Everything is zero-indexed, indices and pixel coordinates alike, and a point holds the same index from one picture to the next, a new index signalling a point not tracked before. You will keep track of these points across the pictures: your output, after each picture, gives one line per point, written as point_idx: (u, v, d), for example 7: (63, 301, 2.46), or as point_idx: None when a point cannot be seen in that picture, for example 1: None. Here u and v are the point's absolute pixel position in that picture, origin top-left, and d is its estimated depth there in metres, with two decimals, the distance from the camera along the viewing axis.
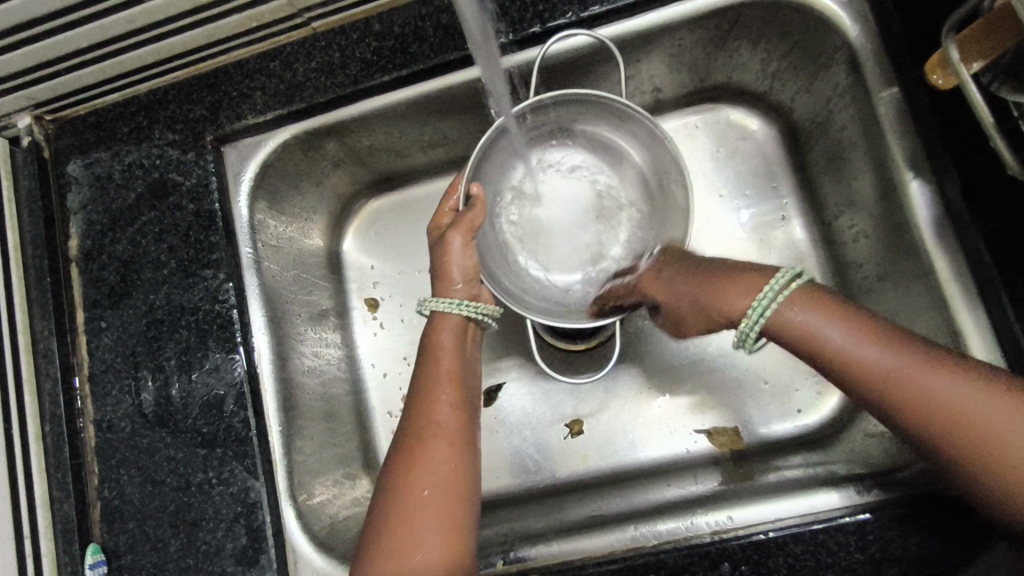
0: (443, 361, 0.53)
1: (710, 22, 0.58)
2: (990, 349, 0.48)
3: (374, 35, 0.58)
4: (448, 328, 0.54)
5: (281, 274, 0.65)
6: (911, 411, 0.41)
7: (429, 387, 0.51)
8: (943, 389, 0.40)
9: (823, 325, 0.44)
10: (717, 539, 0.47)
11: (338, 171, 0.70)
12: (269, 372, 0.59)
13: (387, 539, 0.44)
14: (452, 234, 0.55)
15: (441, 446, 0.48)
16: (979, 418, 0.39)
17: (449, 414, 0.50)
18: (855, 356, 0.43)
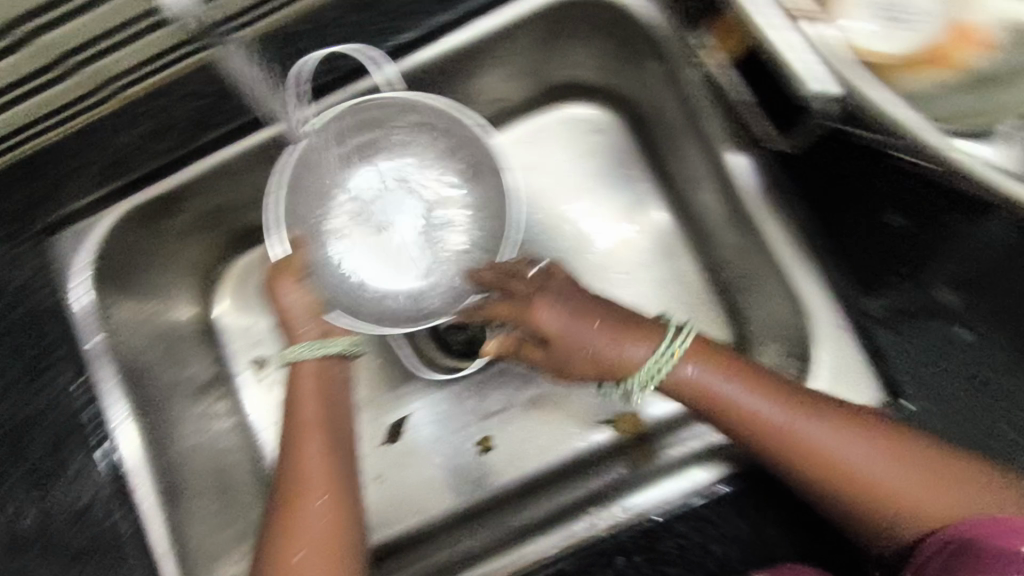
0: (306, 412, 0.52)
1: (526, 30, 0.59)
2: (823, 304, 0.50)
3: (193, 92, 0.55)
4: (305, 374, 0.53)
5: (144, 357, 0.62)
6: (800, 460, 0.44)
7: (296, 444, 0.51)
8: (827, 437, 0.43)
9: (720, 381, 0.47)
10: (612, 535, 0.48)
11: (195, 240, 0.68)
12: (142, 463, 0.56)
13: None
14: (278, 282, 0.54)
15: (313, 501, 0.48)
16: (858, 461, 0.43)
17: (318, 466, 0.50)
18: (752, 411, 0.45)
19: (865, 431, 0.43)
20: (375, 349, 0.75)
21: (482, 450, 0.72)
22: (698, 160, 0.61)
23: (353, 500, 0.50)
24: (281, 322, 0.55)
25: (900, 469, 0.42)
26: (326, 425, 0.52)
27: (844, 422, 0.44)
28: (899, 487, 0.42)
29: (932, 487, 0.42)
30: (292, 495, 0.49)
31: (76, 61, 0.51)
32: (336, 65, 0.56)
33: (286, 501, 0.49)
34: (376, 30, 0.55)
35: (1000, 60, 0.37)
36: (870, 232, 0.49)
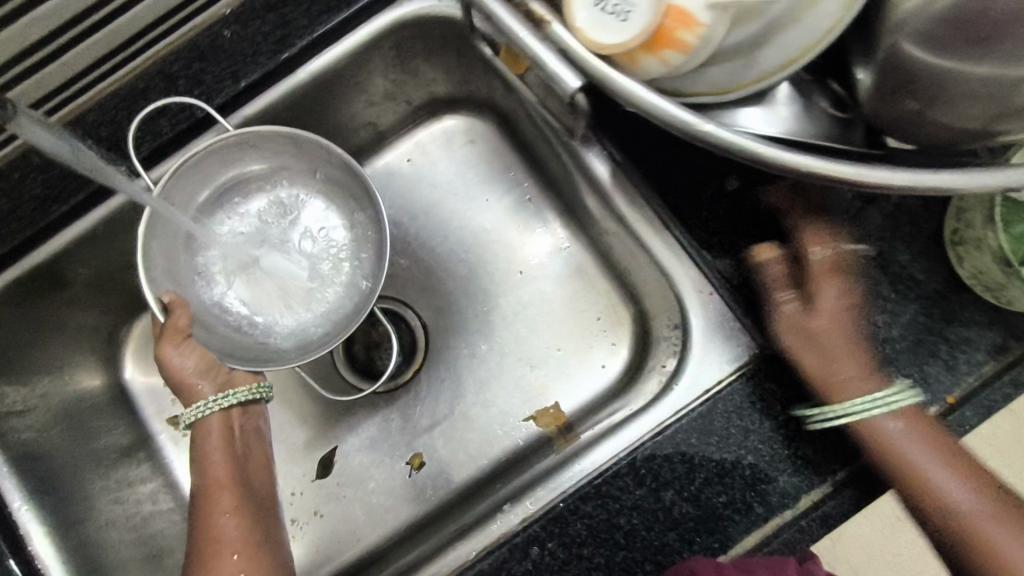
0: (216, 472, 0.55)
1: (372, 56, 0.59)
2: (677, 254, 0.53)
3: (38, 167, 0.55)
4: (209, 429, 0.57)
5: (42, 440, 0.60)
6: (965, 538, 0.45)
7: (206, 505, 0.54)
8: (1006, 535, 0.44)
9: (901, 432, 0.46)
10: (523, 529, 0.49)
11: (82, 309, 0.65)
12: (48, 544, 0.55)
13: None
14: (164, 349, 0.56)
15: (225, 558, 0.51)
16: (1011, 551, 0.44)
17: (228, 524, 0.53)
18: (917, 462, 0.45)
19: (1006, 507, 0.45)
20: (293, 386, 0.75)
21: (413, 468, 0.72)
22: (558, 157, 0.63)
23: (267, 551, 0.53)
24: (179, 386, 0.58)
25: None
26: (235, 483, 0.55)
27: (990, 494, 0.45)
28: None
29: None
30: (203, 552, 0.52)
31: None
32: (171, 114, 0.54)
33: (198, 560, 0.51)
34: (215, 76, 0.54)
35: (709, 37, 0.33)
36: (717, 198, 0.52)
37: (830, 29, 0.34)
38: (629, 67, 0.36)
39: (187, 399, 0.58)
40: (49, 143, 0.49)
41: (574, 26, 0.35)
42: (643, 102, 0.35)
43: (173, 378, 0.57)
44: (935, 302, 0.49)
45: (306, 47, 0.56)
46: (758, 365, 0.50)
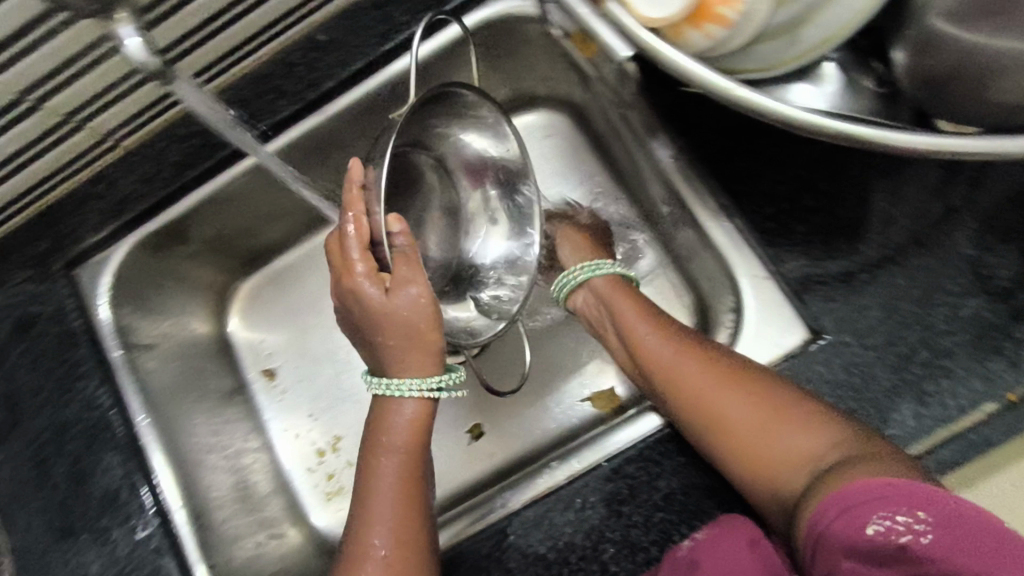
0: (392, 438, 0.53)
1: (462, 50, 0.65)
2: (736, 244, 0.54)
3: (180, 137, 0.64)
4: (395, 406, 0.54)
5: (160, 371, 0.69)
6: (674, 396, 0.51)
7: (374, 466, 0.53)
8: (704, 384, 0.49)
9: (641, 329, 0.55)
10: (568, 482, 0.52)
11: (199, 264, 0.75)
12: (160, 456, 0.63)
13: None
14: (396, 285, 0.51)
15: (376, 534, 0.50)
16: (716, 402, 0.48)
17: (387, 499, 0.51)
18: (648, 347, 0.54)
19: (745, 382, 0.49)
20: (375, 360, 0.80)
21: (473, 437, 0.76)
22: (626, 147, 0.66)
23: (418, 538, 0.51)
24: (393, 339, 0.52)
25: (773, 425, 0.46)
26: (405, 459, 0.53)
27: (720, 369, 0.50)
28: (759, 436, 0.47)
29: (785, 438, 0.46)
30: (369, 512, 0.51)
31: (80, 119, 0.59)
32: (290, 95, 0.63)
33: (362, 520, 0.51)
34: (329, 66, 0.63)
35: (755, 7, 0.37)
36: (779, 181, 0.53)
37: (858, 14, 0.39)
38: (674, 41, 0.40)
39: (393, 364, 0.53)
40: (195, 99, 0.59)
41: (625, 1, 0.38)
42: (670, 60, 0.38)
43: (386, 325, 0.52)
44: (1001, 299, 0.49)
45: (404, 42, 0.63)
46: (811, 348, 0.50)
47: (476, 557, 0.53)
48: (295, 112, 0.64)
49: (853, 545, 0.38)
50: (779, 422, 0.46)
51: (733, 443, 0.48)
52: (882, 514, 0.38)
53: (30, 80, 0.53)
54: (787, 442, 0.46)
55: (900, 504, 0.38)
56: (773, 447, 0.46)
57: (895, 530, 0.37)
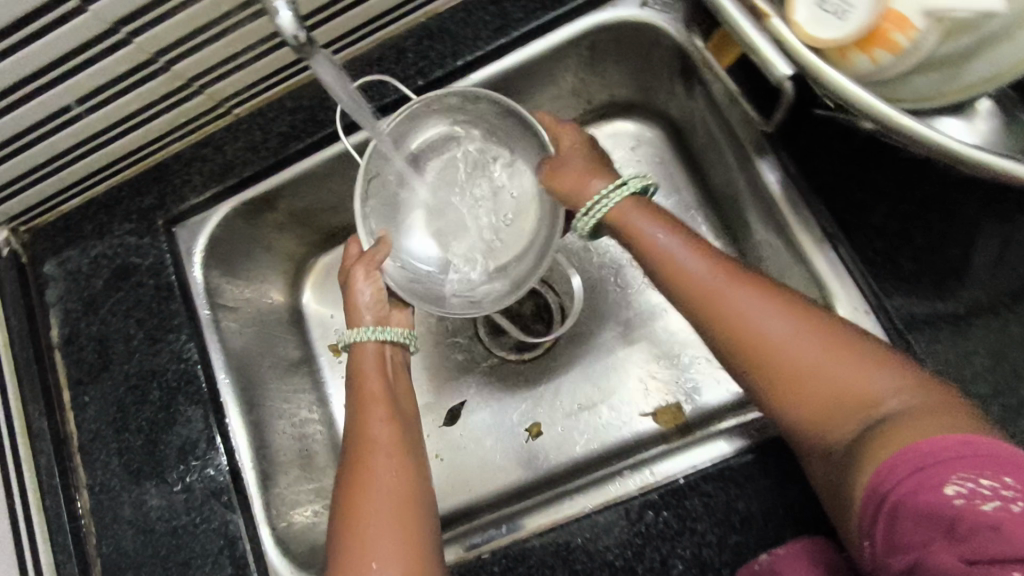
0: (371, 382, 0.58)
1: (570, 52, 0.66)
2: (838, 272, 0.54)
3: (288, 110, 0.67)
4: (366, 357, 0.59)
5: (240, 331, 0.72)
6: (720, 321, 0.48)
7: (361, 412, 0.57)
8: (755, 309, 0.47)
9: (680, 250, 0.52)
10: (642, 494, 0.53)
11: (284, 235, 0.77)
12: (237, 415, 0.65)
13: (344, 550, 0.49)
14: (356, 266, 0.61)
15: (378, 463, 0.53)
16: (767, 329, 0.46)
17: (383, 430, 0.55)
18: (690, 274, 0.51)
19: (801, 318, 0.46)
20: (446, 349, 0.82)
21: (531, 436, 0.77)
22: (728, 163, 0.65)
23: (416, 462, 0.55)
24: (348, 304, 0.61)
25: (830, 357, 0.44)
26: (389, 397, 0.57)
27: (775, 301, 0.47)
28: (813, 367, 0.45)
29: (841, 371, 0.44)
30: (360, 451, 0.54)
31: (201, 84, 0.62)
32: (398, 79, 0.64)
33: (355, 460, 0.54)
34: (440, 55, 0.64)
35: (928, 36, 0.37)
36: (887, 218, 0.50)
37: None
38: (838, 63, 0.40)
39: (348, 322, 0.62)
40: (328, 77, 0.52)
41: (791, 19, 0.40)
42: (833, 80, 0.38)
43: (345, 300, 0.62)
44: None
45: (516, 38, 0.63)
46: None
47: (541, 555, 0.53)
48: (398, 101, 0.65)
49: (927, 514, 0.36)
50: (836, 360, 0.44)
51: (783, 376, 0.45)
52: (964, 476, 0.36)
53: (166, 40, 0.56)
54: (842, 383, 0.44)
55: (985, 468, 0.36)
56: (827, 387, 0.44)
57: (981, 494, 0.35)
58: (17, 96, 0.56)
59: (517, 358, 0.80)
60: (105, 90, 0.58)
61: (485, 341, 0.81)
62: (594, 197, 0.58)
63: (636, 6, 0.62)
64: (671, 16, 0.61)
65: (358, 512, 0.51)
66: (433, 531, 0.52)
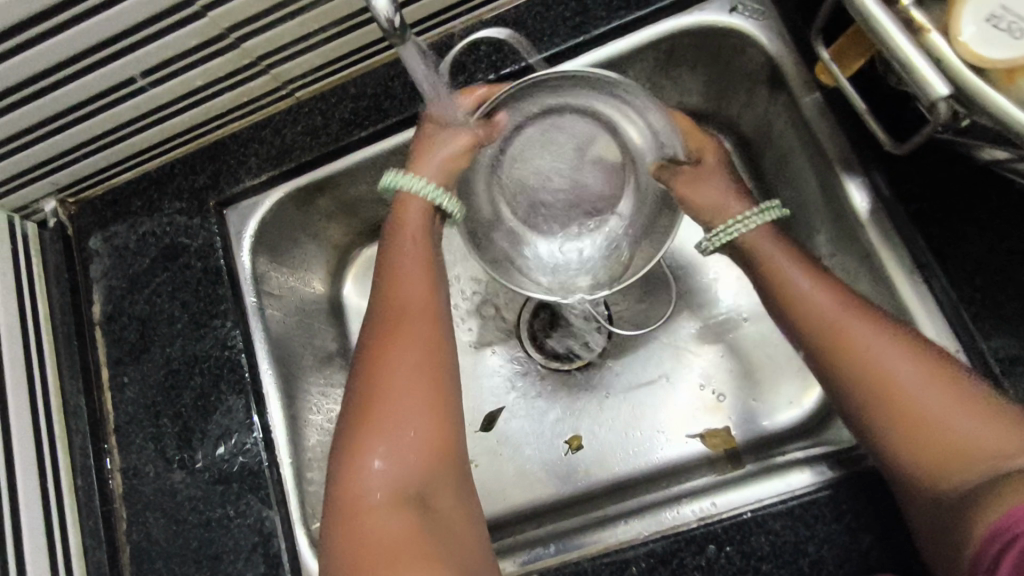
0: (408, 242, 0.53)
1: (648, 55, 0.62)
2: (929, 307, 0.50)
3: (351, 97, 0.64)
4: (412, 210, 0.54)
5: (285, 320, 0.68)
6: (834, 351, 0.47)
7: (393, 272, 0.52)
8: (873, 345, 0.46)
9: (795, 274, 0.51)
10: (703, 524, 0.50)
11: (333, 224, 0.73)
12: (279, 410, 0.62)
13: (364, 418, 0.47)
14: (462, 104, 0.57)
15: (411, 333, 0.50)
16: (884, 367, 0.45)
17: (418, 293, 0.51)
18: (805, 300, 0.50)
19: (928, 364, 0.44)
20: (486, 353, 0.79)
21: (571, 448, 0.74)
22: (807, 182, 0.62)
23: (446, 337, 0.51)
24: (423, 140, 0.56)
25: (952, 406, 0.43)
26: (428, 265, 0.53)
27: (901, 342, 0.46)
28: (931, 413, 0.43)
29: (962, 421, 0.42)
30: (392, 320, 0.50)
31: (268, 64, 0.60)
32: (469, 71, 0.62)
33: (387, 325, 0.50)
34: (514, 49, 0.61)
35: None
36: (989, 254, 0.49)
37: None
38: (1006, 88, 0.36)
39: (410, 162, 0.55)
40: (415, 65, 0.56)
41: (959, 40, 0.36)
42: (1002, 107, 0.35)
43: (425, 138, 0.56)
44: None
45: (595, 36, 0.60)
46: None
47: None
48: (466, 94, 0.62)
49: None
50: (961, 412, 0.42)
51: (898, 416, 0.44)
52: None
53: (240, 16, 0.54)
54: (964, 434, 0.42)
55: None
56: (948, 437, 0.42)
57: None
58: (85, 63, 0.55)
59: (558, 368, 0.77)
60: (172, 64, 0.57)
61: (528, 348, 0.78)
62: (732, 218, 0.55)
63: (725, 12, 0.59)
64: (760, 23, 0.58)
65: (384, 382, 0.48)
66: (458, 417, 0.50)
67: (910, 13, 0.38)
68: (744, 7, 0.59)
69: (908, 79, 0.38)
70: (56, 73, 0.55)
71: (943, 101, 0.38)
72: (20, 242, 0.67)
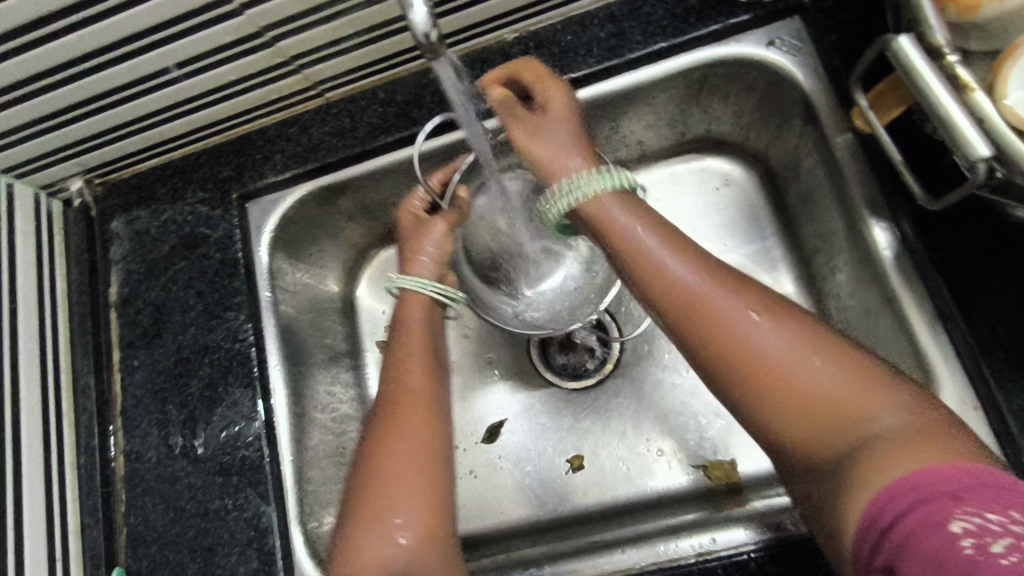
0: (414, 334, 0.55)
1: (680, 82, 0.62)
2: (949, 361, 0.50)
3: (380, 102, 0.65)
4: (414, 304, 0.56)
5: (297, 316, 0.68)
6: (692, 322, 0.43)
7: (398, 362, 0.53)
8: (729, 309, 0.42)
9: (647, 238, 0.46)
10: (700, 560, 0.51)
11: (353, 225, 0.73)
12: (284, 406, 0.62)
13: (367, 504, 0.46)
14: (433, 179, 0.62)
15: (413, 415, 0.49)
16: (738, 330, 0.41)
17: (421, 381, 0.52)
18: (660, 268, 0.44)
19: (788, 328, 0.41)
20: (494, 366, 0.79)
21: (572, 468, 0.73)
22: (832, 221, 0.61)
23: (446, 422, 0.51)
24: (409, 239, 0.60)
25: (808, 361, 0.40)
26: (429, 349, 0.54)
27: (756, 304, 0.42)
28: (789, 371, 0.40)
29: (819, 375, 0.39)
30: (397, 406, 0.50)
31: (300, 64, 0.60)
32: None
33: (388, 413, 0.50)
34: (546, 66, 0.61)
35: None
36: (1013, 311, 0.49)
37: None
38: None
39: (404, 266, 0.59)
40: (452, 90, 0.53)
41: (1005, 103, 0.37)
42: None
43: (407, 244, 0.59)
44: None
45: (630, 60, 0.60)
46: None
47: None
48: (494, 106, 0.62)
49: (933, 554, 0.30)
50: (825, 375, 0.39)
51: (758, 379, 0.40)
52: (970, 511, 0.31)
53: (277, 16, 0.54)
54: (829, 398, 0.39)
55: (990, 501, 0.31)
56: (811, 403, 0.39)
57: (988, 529, 0.30)
58: (121, 52, 0.55)
59: (565, 386, 0.76)
60: (206, 58, 0.57)
61: (536, 363, 0.78)
62: (569, 181, 0.49)
63: (762, 45, 0.59)
64: (797, 59, 0.58)
65: (388, 463, 0.47)
66: (451, 500, 0.48)
67: (955, 72, 0.38)
68: (782, 42, 0.58)
69: (948, 136, 0.38)
70: (92, 60, 0.55)
71: (984, 160, 0.37)
72: (44, 220, 0.68)
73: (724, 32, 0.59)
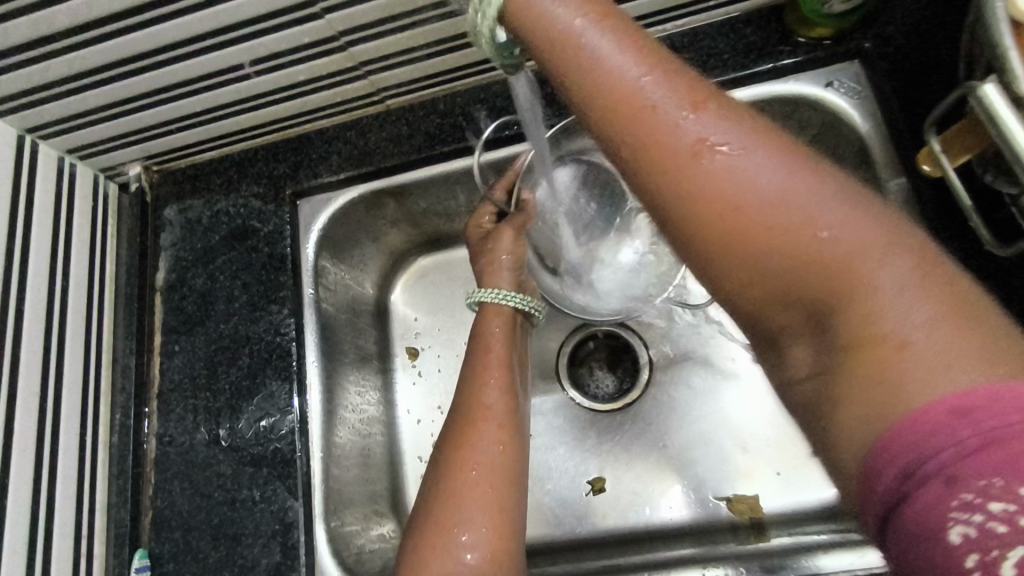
0: (495, 352, 0.59)
1: None
2: None
3: (438, 113, 0.67)
4: (496, 318, 0.61)
5: (337, 316, 0.69)
6: (668, 171, 0.32)
7: (480, 376, 0.57)
8: (721, 151, 0.31)
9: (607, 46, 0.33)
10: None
11: (395, 230, 0.74)
12: (319, 402, 0.62)
13: (439, 506, 0.51)
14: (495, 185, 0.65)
15: (487, 430, 0.54)
16: (732, 178, 0.31)
17: (498, 398, 0.56)
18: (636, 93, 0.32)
19: (768, 147, 0.31)
20: None
21: (593, 490, 0.73)
22: None
23: (519, 440, 0.54)
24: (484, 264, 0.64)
25: (825, 220, 0.30)
26: (509, 366, 0.58)
27: (742, 133, 0.31)
28: (795, 233, 0.30)
29: (833, 242, 0.30)
30: (473, 419, 0.54)
31: (367, 70, 0.62)
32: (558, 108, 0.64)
33: (460, 427, 0.54)
34: None
35: None
36: None
37: None
38: None
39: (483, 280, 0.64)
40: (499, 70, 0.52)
41: None
42: None
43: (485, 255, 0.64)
44: None
45: None
46: None
47: None
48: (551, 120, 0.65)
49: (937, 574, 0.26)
50: (833, 232, 0.30)
51: (750, 243, 0.31)
52: (974, 497, 0.25)
53: (356, 22, 0.56)
54: (837, 262, 0.30)
55: (994, 473, 0.25)
56: (817, 266, 0.30)
57: (993, 534, 0.24)
58: (202, 45, 0.57)
59: (591, 407, 0.76)
60: (282, 56, 0.59)
61: (563, 381, 0.77)
62: None
63: (820, 85, 0.60)
64: (854, 102, 0.59)
65: (463, 471, 0.52)
66: (520, 516, 0.52)
67: None
68: (840, 84, 0.59)
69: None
70: (174, 50, 0.57)
71: None
72: (101, 202, 0.70)
73: (785, 70, 0.60)
